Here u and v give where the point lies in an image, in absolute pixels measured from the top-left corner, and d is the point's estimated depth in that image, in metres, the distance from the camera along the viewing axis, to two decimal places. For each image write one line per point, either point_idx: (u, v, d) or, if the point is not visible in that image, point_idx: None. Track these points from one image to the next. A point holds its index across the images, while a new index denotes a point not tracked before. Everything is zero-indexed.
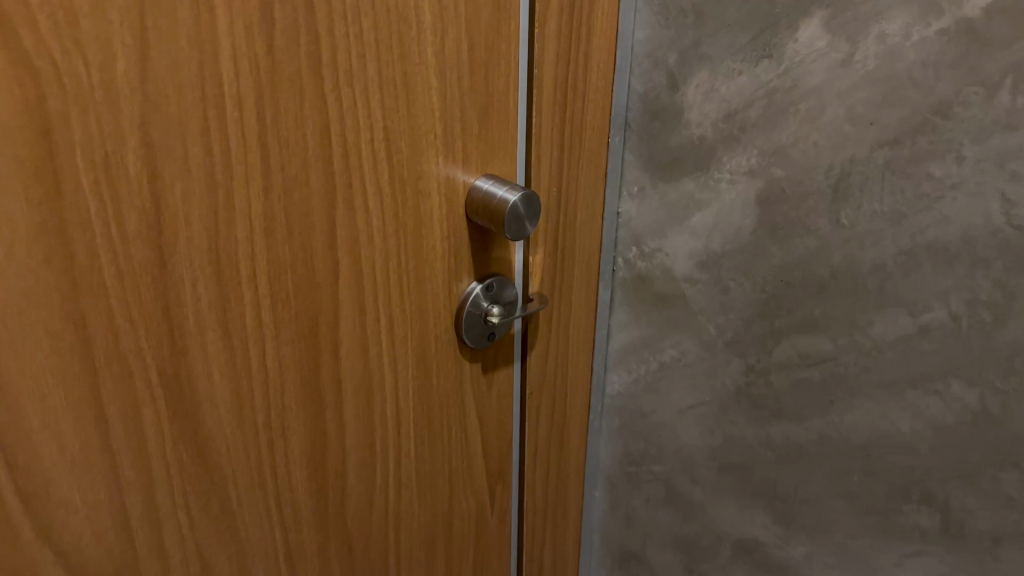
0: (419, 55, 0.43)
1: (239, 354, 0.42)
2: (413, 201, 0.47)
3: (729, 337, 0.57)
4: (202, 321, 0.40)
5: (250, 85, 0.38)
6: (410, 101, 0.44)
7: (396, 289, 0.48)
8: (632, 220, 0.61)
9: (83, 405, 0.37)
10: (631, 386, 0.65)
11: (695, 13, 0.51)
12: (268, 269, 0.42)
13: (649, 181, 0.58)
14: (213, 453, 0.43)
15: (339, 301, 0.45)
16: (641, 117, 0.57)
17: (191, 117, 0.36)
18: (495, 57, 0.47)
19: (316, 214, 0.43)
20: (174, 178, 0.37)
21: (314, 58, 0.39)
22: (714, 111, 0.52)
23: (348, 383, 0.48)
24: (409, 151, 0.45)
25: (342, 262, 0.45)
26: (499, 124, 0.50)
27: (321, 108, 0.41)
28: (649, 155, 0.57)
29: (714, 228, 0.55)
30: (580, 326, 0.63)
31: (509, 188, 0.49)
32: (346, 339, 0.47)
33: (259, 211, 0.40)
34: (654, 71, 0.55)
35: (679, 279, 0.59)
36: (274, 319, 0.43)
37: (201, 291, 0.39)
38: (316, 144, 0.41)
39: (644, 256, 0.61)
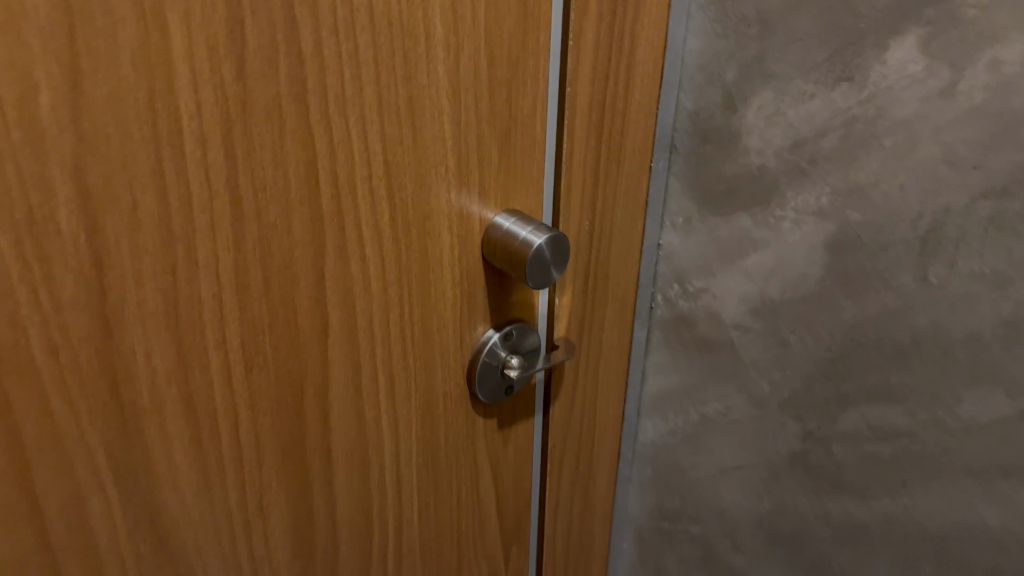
0: (427, 74, 0.36)
1: (206, 428, 0.36)
2: (420, 243, 0.40)
3: (785, 396, 0.50)
4: (160, 395, 0.33)
5: (214, 116, 0.31)
6: (416, 130, 0.37)
7: (398, 344, 0.41)
8: (675, 255, 0.53)
9: (11, 499, 0.31)
10: (667, 437, 0.58)
11: (760, 21, 0.43)
12: (241, 330, 0.35)
13: (697, 213, 0.50)
14: (177, 538, 0.37)
15: (328, 361, 0.39)
16: (690, 139, 0.49)
17: (139, 160, 0.29)
18: (521, 74, 0.40)
19: (300, 266, 0.36)
20: (119, 232, 0.30)
21: (297, 82, 0.32)
22: (779, 139, 0.44)
23: (338, 450, 0.41)
24: (414, 187, 0.38)
25: (331, 318, 0.38)
26: (522, 152, 0.42)
27: (306, 141, 0.34)
28: (697, 182, 0.49)
29: (773, 272, 0.47)
30: (612, 371, 0.56)
31: (533, 228, 0.41)
32: (338, 401, 0.40)
33: (228, 264, 0.33)
34: (708, 87, 0.47)
35: (727, 326, 0.51)
36: (248, 387, 0.36)
37: (157, 361, 0.33)
38: (299, 184, 0.34)
39: (688, 296, 0.53)
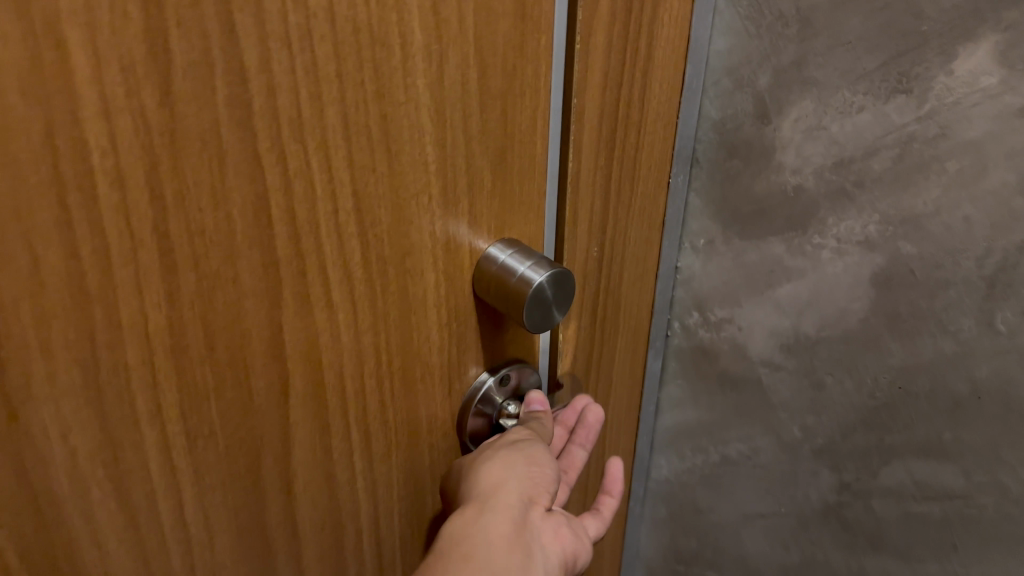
0: (405, 89, 0.27)
1: (154, 543, 0.27)
2: (400, 284, 0.31)
3: (819, 444, 0.45)
4: (93, 517, 0.25)
5: (135, 149, 0.21)
6: (393, 156, 0.28)
7: (376, 403, 0.33)
8: (694, 280, 0.46)
9: None
10: (684, 475, 0.53)
11: (800, 21, 0.36)
12: (187, 415, 0.26)
13: (721, 235, 0.44)
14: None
15: (294, 436, 0.31)
16: (715, 151, 0.42)
17: (37, 214, 0.20)
18: (518, 84, 0.32)
19: (252, 328, 0.27)
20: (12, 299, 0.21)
21: (240, 103, 0.23)
22: (820, 156, 0.38)
23: (308, 534, 0.34)
24: (392, 220, 0.29)
25: (296, 387, 0.30)
26: (519, 174, 0.34)
27: (254, 173, 0.24)
28: (723, 201, 0.43)
29: (810, 306, 0.42)
30: (622, 407, 0.49)
31: (533, 263, 0.34)
32: (306, 481, 0.32)
33: (167, 332, 0.24)
34: (736, 94, 0.40)
35: (754, 361, 0.45)
36: (196, 482, 0.28)
37: (82, 475, 0.24)
38: (246, 225, 0.25)
39: (710, 325, 0.47)
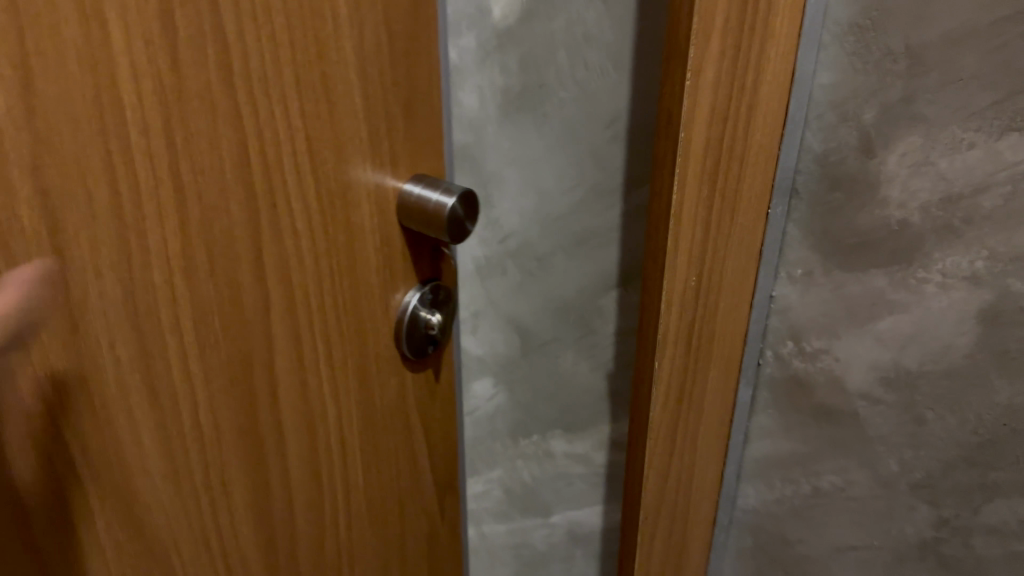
0: (338, 51, 0.33)
1: (177, 431, 0.33)
2: (343, 217, 0.36)
3: (917, 479, 0.45)
4: (132, 405, 0.30)
5: (152, 103, 0.27)
6: (331, 103, 0.34)
7: (331, 322, 0.38)
8: (790, 310, 0.46)
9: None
10: (772, 505, 0.52)
11: (911, 57, 0.37)
12: (194, 320, 0.32)
13: (820, 266, 0.43)
14: (161, 554, 0.34)
15: (275, 350, 0.36)
16: (816, 185, 0.42)
17: (89, 152, 0.26)
18: (426, 51, 0.38)
19: (242, 261, 0.33)
20: (74, 221, 0.26)
21: (225, 68, 0.29)
22: (927, 192, 0.38)
23: (297, 470, 0.40)
24: (336, 160, 0.35)
25: (274, 303, 0.35)
26: (428, 121, 0.40)
27: (236, 119, 0.30)
28: (823, 234, 0.43)
29: (913, 339, 0.42)
30: (712, 434, 0.50)
31: (443, 189, 0.38)
32: (288, 401, 0.38)
33: (177, 248, 0.30)
34: (840, 128, 0.40)
35: (851, 394, 0.45)
36: (208, 392, 0.33)
37: (125, 375, 0.30)
38: (231, 163, 0.31)
39: (804, 356, 0.46)
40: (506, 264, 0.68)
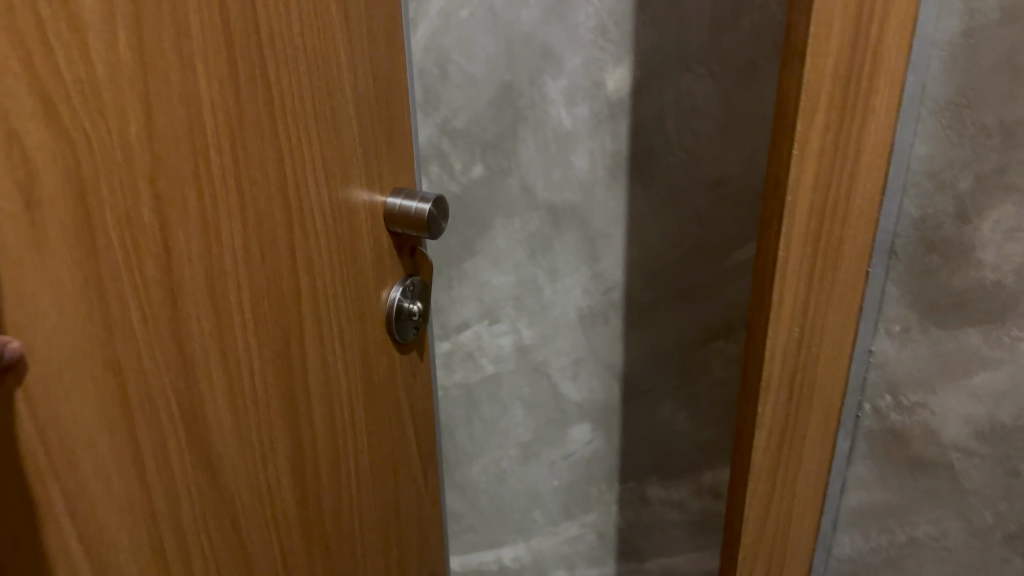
0: (340, 90, 0.47)
1: (235, 382, 0.42)
2: (346, 216, 0.50)
3: (1011, 530, 0.50)
4: (208, 357, 0.40)
5: (223, 127, 0.38)
6: (336, 128, 0.47)
7: (337, 296, 0.50)
8: (887, 366, 0.49)
9: (121, 432, 0.34)
10: (867, 555, 0.55)
11: (1004, 131, 0.42)
12: (246, 292, 0.42)
13: (918, 322, 0.47)
14: (225, 484, 0.42)
15: (302, 319, 0.47)
16: (915, 247, 0.45)
17: (183, 163, 0.36)
18: (394, 90, 0.53)
19: (279, 247, 0.44)
20: (175, 212, 0.36)
21: (267, 104, 0.41)
22: (1021, 255, 0.44)
23: (318, 421, 0.50)
24: (339, 174, 0.48)
25: (300, 281, 0.46)
26: (397, 143, 0.55)
27: (275, 143, 0.42)
28: (920, 293, 0.46)
29: (1008, 395, 0.47)
30: (811, 484, 0.51)
31: (420, 198, 0.54)
32: (312, 362, 0.49)
33: (240, 235, 0.41)
34: (937, 196, 0.44)
35: (946, 447, 0.49)
36: (257, 349, 0.43)
37: (205, 333, 0.39)
38: (272, 173, 0.42)
39: (902, 409, 0.49)
40: (609, 313, 0.74)
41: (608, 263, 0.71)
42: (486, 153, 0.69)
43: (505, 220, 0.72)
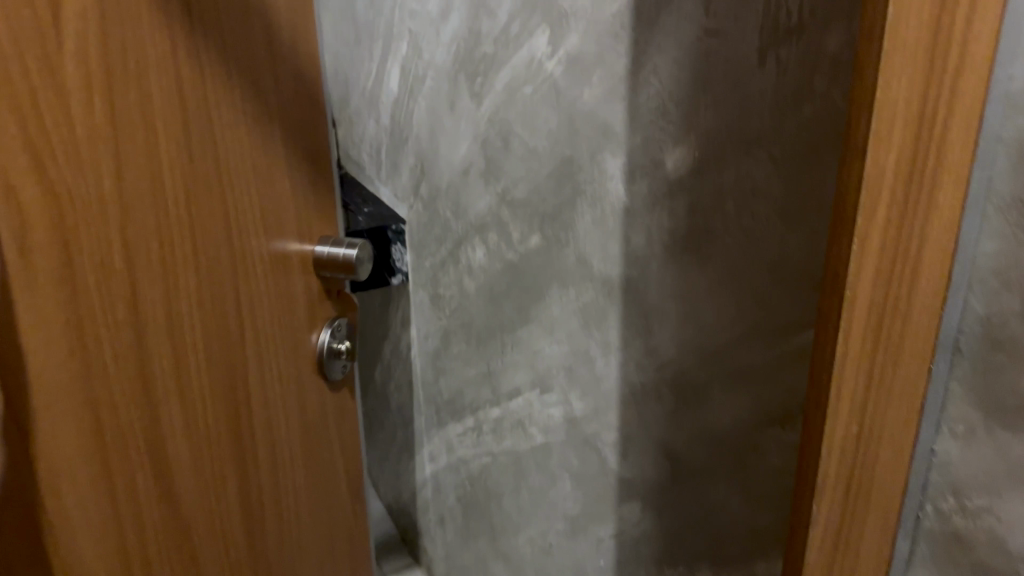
0: (235, 141, 0.66)
1: (178, 361, 0.63)
2: (285, 255, 0.75)
3: None
4: (137, 335, 0.58)
5: (114, 161, 0.55)
6: (268, 188, 0.71)
7: (283, 309, 0.75)
8: (951, 465, 0.46)
9: (60, 376, 0.52)
10: None
11: None
12: (161, 287, 0.60)
13: (983, 424, 0.44)
14: (128, 432, 0.59)
15: (235, 319, 0.69)
16: (979, 346, 0.43)
17: (89, 183, 0.53)
18: (322, 170, 0.79)
19: (221, 265, 0.67)
20: (86, 220, 0.53)
21: (180, 151, 0.61)
22: None
23: (251, 404, 0.72)
24: (267, 224, 0.72)
25: (259, 300, 0.72)
26: (319, 207, 0.79)
27: (220, 187, 0.65)
28: (985, 394, 0.44)
29: None
30: None
31: (346, 248, 0.79)
32: (263, 358, 0.73)
33: (203, 257, 0.64)
34: (1004, 293, 0.42)
35: (1015, 559, 0.44)
36: (193, 332, 0.64)
37: (117, 312, 0.56)
38: (177, 202, 0.61)
39: (966, 514, 0.46)
40: (661, 391, 0.77)
41: (668, 348, 0.75)
42: (541, 230, 0.96)
43: (579, 289, 0.89)
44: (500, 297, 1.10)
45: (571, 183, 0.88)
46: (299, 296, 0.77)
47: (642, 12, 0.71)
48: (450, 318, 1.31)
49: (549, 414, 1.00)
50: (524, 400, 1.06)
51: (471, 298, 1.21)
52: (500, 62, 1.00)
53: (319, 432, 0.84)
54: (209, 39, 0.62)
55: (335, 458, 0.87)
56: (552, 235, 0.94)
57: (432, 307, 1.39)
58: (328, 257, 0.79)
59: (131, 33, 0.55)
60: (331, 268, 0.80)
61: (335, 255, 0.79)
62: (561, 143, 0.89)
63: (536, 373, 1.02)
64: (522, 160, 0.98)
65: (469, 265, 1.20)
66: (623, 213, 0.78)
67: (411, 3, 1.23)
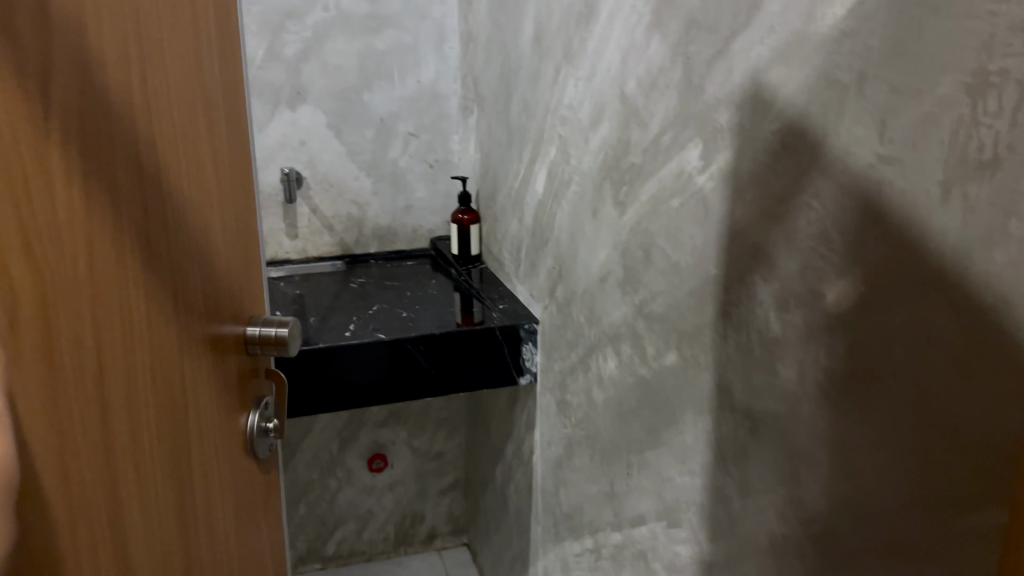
0: (206, 202, 0.69)
1: (121, 404, 0.58)
2: (208, 299, 0.70)
3: None
4: (103, 379, 0.56)
5: (98, 208, 0.54)
6: (206, 237, 0.69)
7: (193, 353, 0.68)
8: None
9: (40, 411, 0.50)
10: None
11: None
12: (78, 316, 0.53)
13: None
14: (93, 476, 0.55)
15: (177, 369, 0.65)
16: None
17: (75, 228, 0.52)
18: (251, 229, 0.78)
19: (146, 303, 0.61)
20: (68, 262, 0.52)
21: (111, 177, 0.55)
22: None
23: (199, 461, 0.70)
24: (197, 266, 0.68)
25: (159, 338, 0.63)
26: (253, 274, 0.79)
27: (133, 210, 0.58)
28: None
29: None
30: None
31: (277, 325, 0.78)
32: (185, 411, 0.67)
33: (107, 281, 0.56)
34: None
35: None
36: (122, 370, 0.58)
37: (29, 336, 0.49)
38: (102, 231, 0.55)
39: None
40: (805, 548, 0.69)
41: (819, 506, 0.67)
42: (681, 346, 0.91)
43: (717, 420, 0.83)
44: (628, 414, 1.05)
45: (714, 303, 0.83)
46: (235, 367, 0.76)
47: (805, 133, 0.66)
48: (575, 427, 1.26)
49: (675, 551, 0.93)
50: (648, 530, 1.00)
51: (598, 411, 1.16)
52: (647, 173, 0.97)
53: (246, 502, 0.80)
54: (182, 97, 0.64)
55: (258, 525, 0.83)
56: (689, 356, 0.89)
57: (558, 412, 1.34)
58: (259, 336, 0.78)
59: (104, 87, 0.54)
60: (262, 345, 0.78)
61: (267, 331, 0.78)
62: (707, 261, 0.84)
63: (665, 502, 0.95)
64: (663, 274, 0.94)
65: (598, 375, 1.15)
66: (774, 344, 0.72)
67: (563, 109, 1.24)
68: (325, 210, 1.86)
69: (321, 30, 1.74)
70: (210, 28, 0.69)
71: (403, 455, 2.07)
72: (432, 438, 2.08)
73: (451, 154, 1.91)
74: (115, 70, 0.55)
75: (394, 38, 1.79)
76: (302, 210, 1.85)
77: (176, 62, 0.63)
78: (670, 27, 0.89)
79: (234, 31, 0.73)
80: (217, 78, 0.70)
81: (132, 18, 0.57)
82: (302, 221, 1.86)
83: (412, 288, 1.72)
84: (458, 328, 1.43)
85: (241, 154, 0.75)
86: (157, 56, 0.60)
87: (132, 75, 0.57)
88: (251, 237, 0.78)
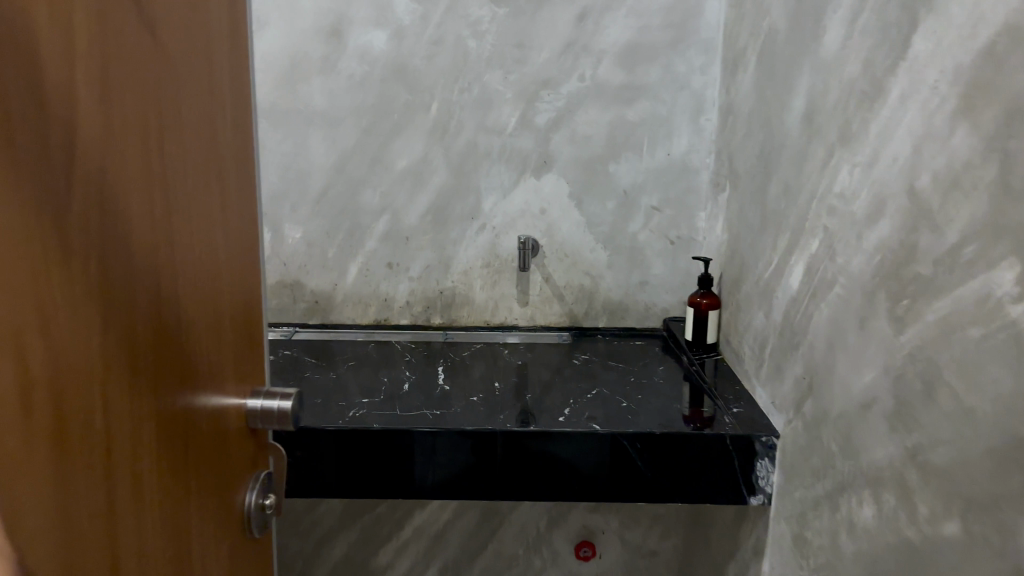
0: (210, 274, 0.69)
1: (126, 493, 0.56)
2: (206, 376, 0.69)
3: None
4: (111, 467, 0.54)
5: (109, 291, 0.53)
6: (208, 311, 0.69)
7: (192, 430, 0.66)
8: None
9: (50, 504, 0.47)
10: None
11: None
12: (89, 403, 0.51)
13: None
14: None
15: (176, 450, 0.63)
16: None
17: (90, 313, 0.51)
18: (250, 298, 0.78)
19: (148, 386, 0.59)
20: (82, 347, 0.50)
21: (124, 260, 0.54)
22: None
23: (198, 545, 0.68)
24: (197, 342, 0.67)
25: (160, 419, 0.61)
26: (247, 345, 0.79)
27: (139, 291, 0.57)
28: None
29: None
30: None
31: (281, 399, 0.79)
32: (184, 494, 0.65)
33: (115, 365, 0.54)
34: None
35: None
36: (126, 456, 0.56)
37: (44, 426, 0.46)
38: (112, 314, 0.53)
39: None
40: None
41: None
42: (966, 515, 0.72)
43: None
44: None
45: None
46: (234, 442, 0.75)
47: None
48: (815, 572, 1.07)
49: None
50: None
51: (846, 563, 0.97)
52: (937, 288, 0.79)
53: None
54: (191, 173, 0.64)
55: None
56: (979, 533, 0.70)
57: (795, 548, 1.16)
58: (261, 409, 0.79)
59: (120, 169, 0.53)
60: (264, 419, 0.79)
61: (269, 405, 0.79)
62: (1014, 417, 0.65)
63: None
64: (949, 418, 0.76)
65: (849, 519, 0.97)
66: None
67: (832, 198, 1.07)
68: (559, 279, 1.81)
69: (574, 98, 1.70)
70: (224, 105, 0.70)
71: (614, 546, 1.93)
72: (646, 533, 1.92)
73: (696, 232, 1.78)
74: (134, 152, 0.55)
75: (649, 109, 1.71)
76: (535, 278, 1.81)
77: (192, 138, 0.64)
78: (985, 115, 0.72)
79: (245, 104, 0.74)
80: (230, 147, 0.71)
81: (152, 99, 0.57)
82: (534, 289, 1.82)
83: (638, 371, 1.60)
84: (688, 429, 1.28)
85: (245, 223, 0.75)
86: (173, 135, 0.61)
87: (147, 157, 0.57)
88: (249, 311, 0.78)
